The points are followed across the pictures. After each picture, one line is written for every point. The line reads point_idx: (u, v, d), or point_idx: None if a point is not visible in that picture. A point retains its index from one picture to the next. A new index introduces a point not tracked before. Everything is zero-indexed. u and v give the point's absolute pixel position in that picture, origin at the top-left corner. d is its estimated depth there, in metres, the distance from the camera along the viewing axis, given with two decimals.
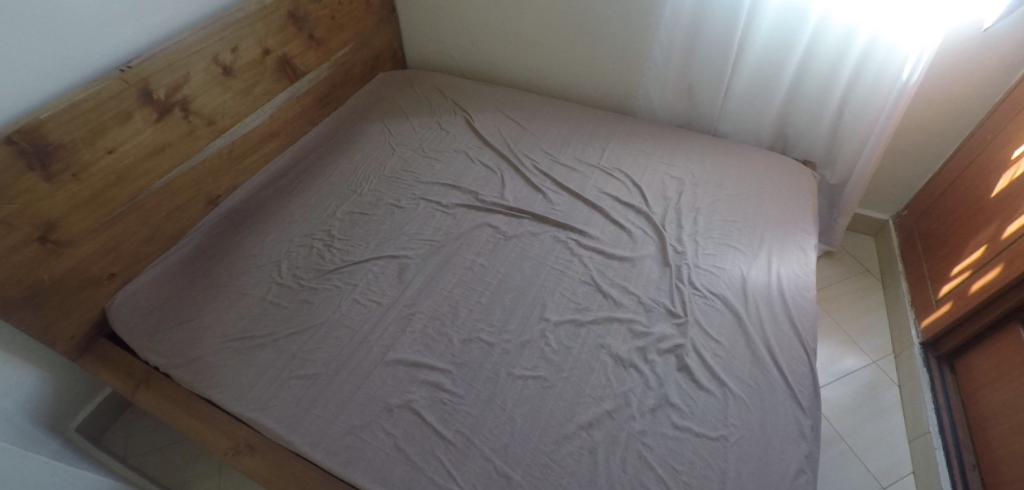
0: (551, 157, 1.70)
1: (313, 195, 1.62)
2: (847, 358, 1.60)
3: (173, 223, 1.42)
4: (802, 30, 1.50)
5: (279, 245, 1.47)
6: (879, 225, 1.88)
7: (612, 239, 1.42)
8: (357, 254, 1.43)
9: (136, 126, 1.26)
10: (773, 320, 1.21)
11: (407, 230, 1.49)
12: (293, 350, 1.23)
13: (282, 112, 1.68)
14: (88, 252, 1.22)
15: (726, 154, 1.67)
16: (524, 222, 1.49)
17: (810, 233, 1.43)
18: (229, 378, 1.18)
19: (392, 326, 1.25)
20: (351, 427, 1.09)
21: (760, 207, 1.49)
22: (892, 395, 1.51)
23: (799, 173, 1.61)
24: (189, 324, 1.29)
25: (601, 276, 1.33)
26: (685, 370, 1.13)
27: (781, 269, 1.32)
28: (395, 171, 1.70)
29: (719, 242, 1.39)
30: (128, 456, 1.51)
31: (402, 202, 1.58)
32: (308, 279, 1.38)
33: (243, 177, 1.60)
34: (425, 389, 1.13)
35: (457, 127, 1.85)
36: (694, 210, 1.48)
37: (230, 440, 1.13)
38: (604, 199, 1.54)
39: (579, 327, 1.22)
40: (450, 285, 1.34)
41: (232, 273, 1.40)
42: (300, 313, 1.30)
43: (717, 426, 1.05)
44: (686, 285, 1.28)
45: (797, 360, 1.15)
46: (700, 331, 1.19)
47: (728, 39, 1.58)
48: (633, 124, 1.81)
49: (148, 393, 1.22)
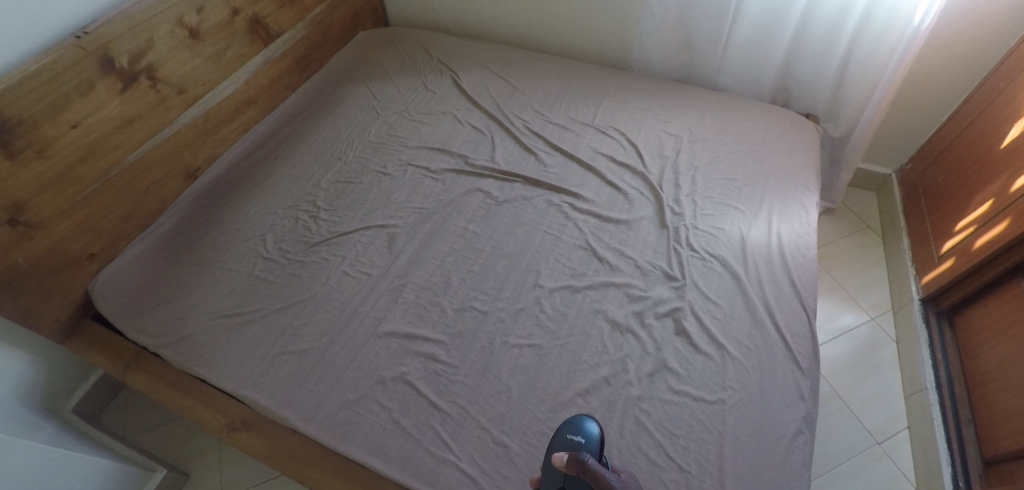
0: (543, 117, 1.63)
1: (297, 166, 1.56)
2: (846, 315, 1.59)
3: (151, 199, 1.36)
4: None
5: (263, 218, 1.42)
6: (881, 179, 1.84)
7: (607, 201, 1.38)
8: (344, 224, 1.39)
9: (101, 98, 1.19)
10: (773, 281, 1.19)
11: (395, 198, 1.44)
12: (283, 325, 1.20)
13: (259, 77, 1.60)
14: (63, 232, 1.18)
15: (726, 109, 1.61)
16: (515, 186, 1.44)
17: (812, 189, 1.39)
18: (220, 356, 1.16)
19: (383, 298, 1.23)
20: (346, 401, 1.07)
21: (759, 165, 1.44)
22: (890, 352, 1.50)
23: (800, 127, 1.55)
24: (176, 303, 1.26)
25: (597, 240, 1.29)
26: (683, 333, 1.11)
27: (782, 228, 1.28)
28: (381, 136, 1.63)
29: (718, 201, 1.35)
30: (127, 434, 1.51)
31: (389, 169, 1.53)
32: (295, 252, 1.34)
33: (221, 148, 1.53)
34: (419, 361, 1.11)
35: (444, 87, 1.77)
36: (692, 168, 1.43)
37: (224, 417, 1.12)
38: (599, 160, 1.49)
39: (574, 293, 1.19)
40: (441, 254, 1.30)
41: (216, 250, 1.36)
42: (288, 287, 1.26)
43: (715, 389, 1.03)
44: (684, 247, 1.25)
45: (797, 320, 1.13)
46: (698, 294, 1.17)
47: None
48: (628, 79, 1.73)
49: (139, 373, 1.20)
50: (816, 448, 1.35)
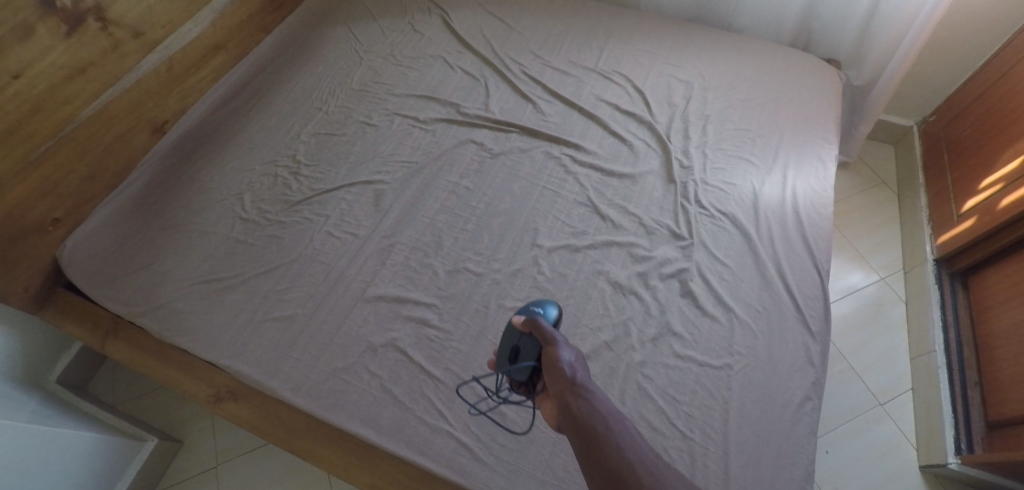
0: (542, 61, 1.50)
1: (276, 117, 1.45)
2: (855, 275, 1.54)
3: (116, 156, 1.26)
4: None
5: (240, 177, 1.33)
6: (902, 131, 1.76)
7: (611, 153, 1.29)
8: (327, 181, 1.30)
9: (44, 43, 1.05)
10: (786, 240, 1.12)
11: (382, 151, 1.35)
12: (265, 289, 1.14)
13: (226, 18, 1.46)
14: (21, 195, 1.08)
15: (739, 52, 1.49)
16: (511, 137, 1.34)
17: (830, 142, 1.30)
18: (200, 324, 1.10)
19: (371, 260, 1.15)
20: (334, 369, 1.02)
21: (774, 114, 1.35)
22: (899, 311, 1.46)
23: (820, 72, 1.44)
24: (153, 268, 1.19)
25: (599, 196, 1.21)
26: (689, 295, 1.05)
27: (797, 183, 1.21)
28: (365, 83, 1.51)
29: (730, 154, 1.27)
30: (117, 403, 1.47)
31: (375, 119, 1.42)
32: (276, 211, 1.25)
33: (190, 98, 1.41)
34: (411, 326, 1.05)
35: (432, 28, 1.63)
36: (704, 118, 1.34)
37: (209, 387, 1.07)
38: (602, 108, 1.38)
39: (574, 253, 1.12)
40: (432, 211, 1.22)
41: (192, 212, 1.28)
42: (270, 249, 1.19)
43: (722, 354, 0.98)
44: (692, 204, 1.18)
45: (810, 282, 1.07)
46: (706, 254, 1.10)
47: None
48: (635, 18, 1.59)
49: (118, 342, 1.14)
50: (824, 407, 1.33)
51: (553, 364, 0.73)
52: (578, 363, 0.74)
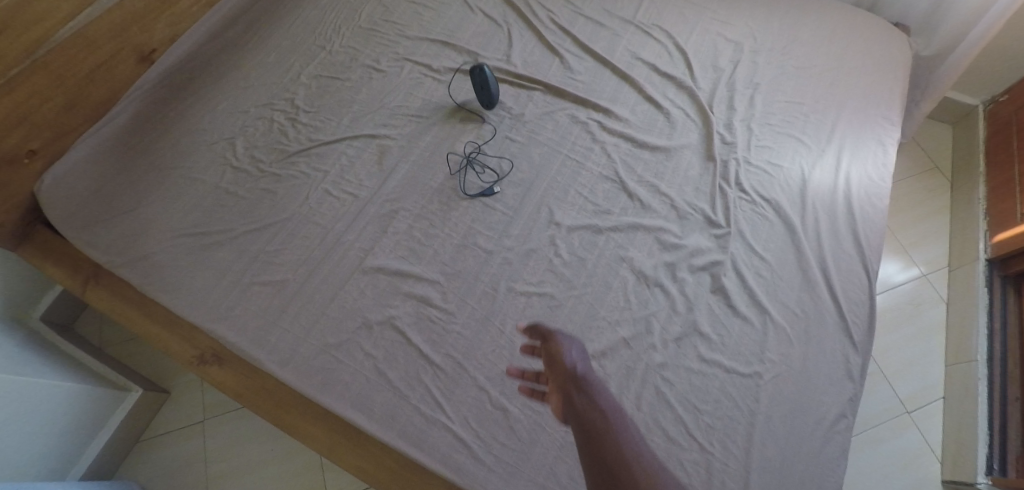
0: (573, 8, 1.33)
1: (274, 55, 1.31)
2: (895, 269, 1.42)
3: (98, 87, 1.13)
4: None
5: (232, 119, 1.21)
6: (965, 111, 1.58)
7: (644, 122, 1.15)
8: (327, 131, 1.17)
9: None
10: (833, 235, 1.00)
11: (389, 102, 1.21)
12: (255, 249, 1.04)
13: None
14: None
15: (799, 10, 1.30)
16: (534, 96, 1.20)
17: (894, 121, 1.14)
18: (184, 282, 1.01)
19: (371, 226, 1.05)
20: (325, 345, 0.94)
21: (832, 87, 1.18)
22: (938, 313, 1.35)
23: (889, 38, 1.26)
24: (136, 214, 1.10)
25: (628, 171, 1.08)
26: (721, 292, 0.94)
27: (852, 168, 1.07)
28: (373, 21, 1.35)
29: (778, 130, 1.12)
30: (104, 345, 1.42)
31: (382, 64, 1.27)
32: (269, 162, 1.14)
33: (181, 26, 1.25)
34: (411, 304, 0.96)
35: None
36: (753, 86, 1.19)
37: (193, 348, 0.99)
38: (637, 68, 1.22)
39: (596, 234, 1.01)
40: (440, 176, 1.10)
41: (180, 155, 1.17)
42: (262, 205, 1.08)
43: (751, 361, 0.89)
44: (732, 187, 1.05)
45: (856, 285, 0.96)
46: (743, 246, 0.99)
47: None
48: None
49: (98, 290, 1.06)
50: (861, 406, 1.26)
51: (561, 359, 0.84)
52: (585, 361, 0.84)
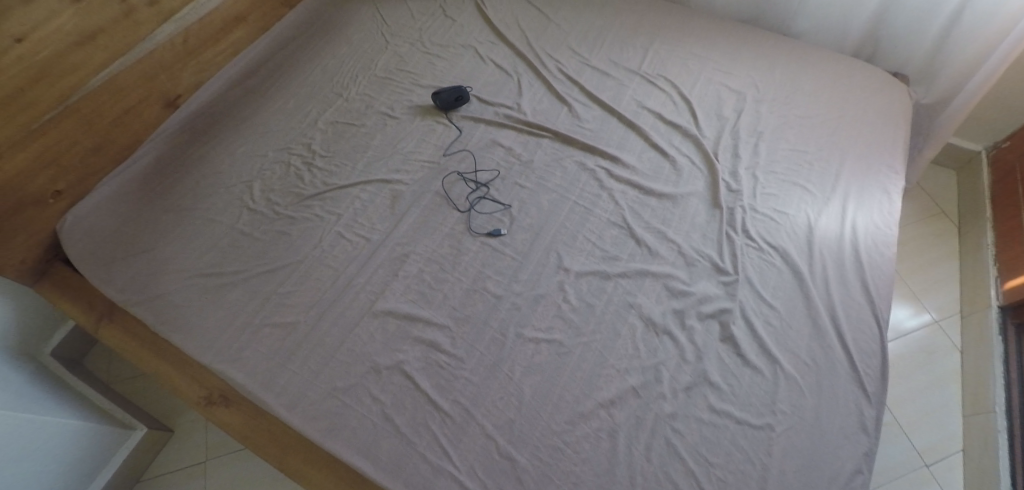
0: (580, 59, 1.38)
1: (293, 100, 1.35)
2: (905, 315, 1.41)
3: (124, 130, 1.18)
4: None
5: (250, 162, 1.24)
6: (968, 157, 1.60)
7: (651, 169, 1.17)
8: (341, 176, 1.20)
9: (50, 7, 0.97)
10: (841, 283, 1.00)
11: (402, 147, 1.25)
12: (268, 291, 1.05)
13: None
14: (23, 166, 1.00)
15: (800, 61, 1.35)
16: (542, 143, 1.23)
17: (898, 170, 1.16)
18: (196, 322, 1.02)
19: (382, 269, 1.06)
20: (333, 390, 0.93)
21: (835, 135, 1.21)
22: (952, 361, 1.33)
23: (889, 89, 1.29)
24: (152, 254, 1.12)
25: (635, 217, 1.10)
26: (730, 340, 0.94)
27: (858, 216, 1.08)
28: (388, 70, 1.40)
29: (783, 178, 1.14)
30: (111, 381, 1.42)
31: (396, 111, 1.31)
32: (285, 205, 1.16)
33: (206, 73, 1.33)
34: (419, 349, 0.96)
35: (466, 14, 1.51)
36: (756, 135, 1.21)
37: (201, 388, 1.00)
38: (643, 116, 1.26)
39: (604, 280, 1.02)
40: (451, 220, 1.12)
41: (197, 196, 1.20)
42: (276, 247, 1.10)
43: (763, 412, 0.88)
44: (739, 234, 1.06)
45: (866, 335, 0.95)
46: (751, 293, 0.99)
47: None
48: (686, 15, 1.46)
49: (111, 328, 1.07)
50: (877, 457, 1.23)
51: None
52: None
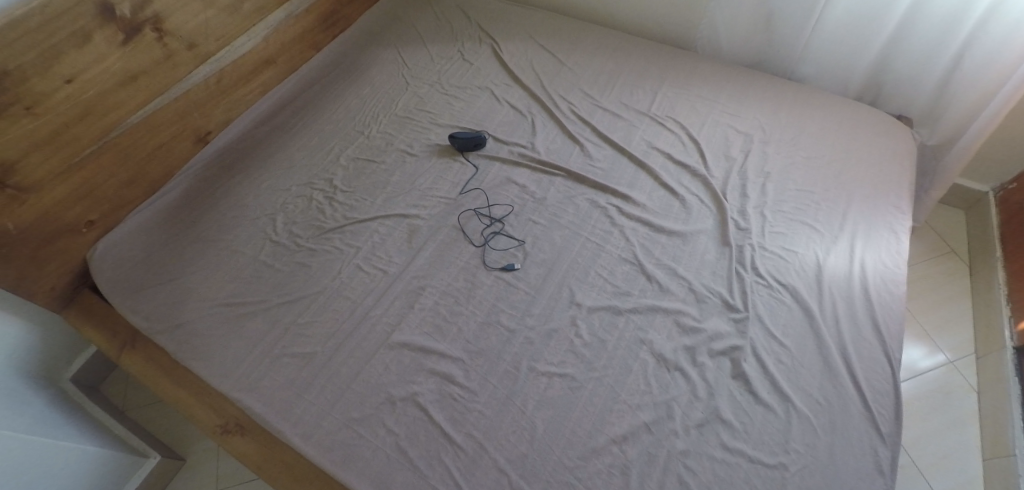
0: (592, 101, 1.44)
1: (316, 137, 1.41)
2: (919, 355, 1.40)
3: (156, 164, 1.24)
4: None
5: (274, 195, 1.29)
6: (976, 198, 1.62)
7: (661, 207, 1.20)
8: (361, 210, 1.25)
9: (99, 51, 1.05)
10: (852, 321, 1.01)
11: (420, 184, 1.29)
12: (287, 321, 1.07)
13: (280, 33, 1.44)
14: (59, 197, 1.07)
15: (806, 105, 1.39)
16: (555, 181, 1.27)
17: (905, 210, 1.18)
18: (217, 350, 1.05)
19: (399, 301, 1.09)
20: (348, 420, 0.95)
21: (842, 176, 1.24)
22: (969, 402, 1.32)
23: (893, 132, 1.33)
24: (177, 284, 1.14)
25: (646, 254, 1.13)
26: (741, 378, 0.95)
27: (866, 255, 1.10)
28: (408, 110, 1.46)
29: (791, 217, 1.17)
30: (127, 408, 1.44)
31: (415, 149, 1.37)
32: (306, 237, 1.20)
33: (236, 111, 1.39)
34: (434, 381, 0.98)
35: (482, 57, 1.58)
36: (764, 175, 1.25)
37: (218, 417, 1.01)
38: (653, 156, 1.30)
39: (616, 316, 1.04)
40: (466, 254, 1.16)
41: (221, 227, 1.23)
42: (296, 278, 1.14)
43: (776, 451, 0.88)
44: (748, 271, 1.08)
45: (878, 374, 0.95)
46: (761, 330, 1.00)
47: None
48: (693, 60, 1.52)
49: (134, 355, 1.10)
50: None
51: None
52: None
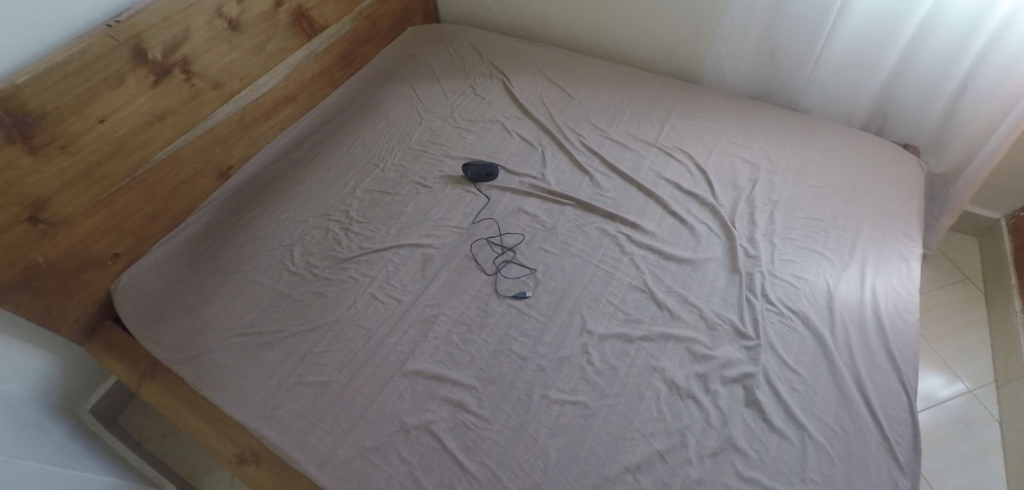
0: (600, 132, 1.48)
1: (333, 170, 1.46)
2: (938, 383, 1.38)
3: (180, 198, 1.29)
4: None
5: (291, 226, 1.32)
6: (988, 225, 1.62)
7: (670, 235, 1.22)
8: (376, 240, 1.28)
9: (131, 92, 1.11)
10: (865, 349, 1.01)
11: (433, 214, 1.33)
12: (302, 350, 1.09)
13: (300, 72, 1.51)
14: (87, 231, 1.11)
15: (811, 134, 1.42)
16: (566, 210, 1.30)
17: (915, 237, 1.19)
18: (233, 379, 1.06)
19: (412, 329, 1.11)
20: (362, 449, 0.95)
21: (850, 204, 1.25)
22: (992, 432, 1.29)
23: (899, 160, 1.35)
24: (196, 314, 1.17)
25: (656, 281, 1.14)
26: (755, 406, 0.94)
27: (877, 283, 1.10)
28: (422, 143, 1.51)
29: (800, 244, 1.18)
30: (143, 439, 1.44)
31: (429, 180, 1.41)
32: (322, 267, 1.23)
33: (257, 146, 1.45)
34: (447, 409, 0.99)
35: (493, 92, 1.64)
36: (772, 203, 1.26)
37: (234, 446, 1.02)
38: (662, 185, 1.32)
39: (627, 343, 1.05)
40: (478, 283, 1.18)
41: (240, 258, 1.26)
42: (312, 308, 1.16)
43: (792, 481, 0.87)
44: (759, 298, 1.09)
45: (894, 402, 0.94)
46: (774, 358, 1.00)
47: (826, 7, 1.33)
48: (698, 92, 1.56)
49: (154, 385, 1.12)
50: None
51: None
52: None
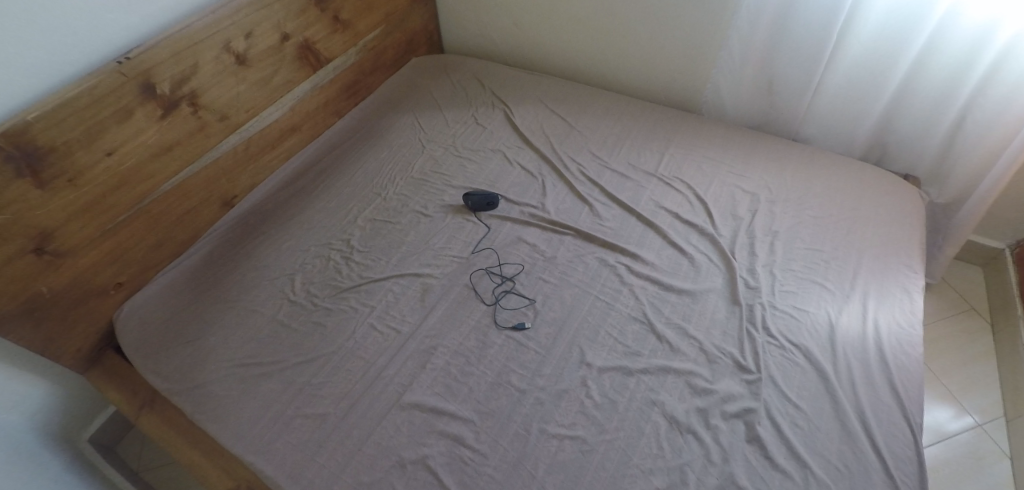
0: (601, 162, 1.49)
1: (336, 199, 1.47)
2: (945, 416, 1.36)
3: (184, 227, 1.31)
4: (920, 32, 1.25)
5: (293, 255, 1.33)
6: (993, 254, 1.62)
7: (670, 266, 1.22)
8: (377, 270, 1.28)
9: (138, 125, 1.13)
10: (867, 383, 1.00)
11: (434, 244, 1.33)
12: (301, 381, 1.09)
13: (305, 103, 1.54)
14: (91, 261, 1.13)
15: (810, 164, 1.42)
16: (566, 240, 1.30)
17: (916, 270, 1.18)
18: (230, 411, 1.06)
19: (411, 361, 1.10)
20: (358, 484, 0.94)
21: (851, 235, 1.25)
22: (1004, 469, 1.25)
23: (900, 191, 1.35)
24: (196, 344, 1.17)
25: (656, 313, 1.14)
26: (757, 442, 0.93)
27: (879, 315, 1.09)
28: (425, 172, 1.53)
29: (801, 276, 1.17)
30: (140, 469, 1.42)
31: (430, 210, 1.42)
32: (323, 296, 1.24)
33: (261, 176, 1.48)
34: (444, 443, 0.98)
35: (495, 121, 1.67)
36: (772, 234, 1.26)
37: (230, 479, 1.02)
38: (661, 216, 1.33)
39: (627, 376, 1.04)
40: (477, 313, 1.17)
41: (242, 286, 1.27)
42: (311, 339, 1.16)
43: None
44: (759, 331, 1.08)
45: (900, 440, 0.92)
46: (776, 392, 0.99)
47: (823, 42, 1.35)
48: (698, 123, 1.57)
49: (153, 416, 1.12)
50: None
51: None
52: None
